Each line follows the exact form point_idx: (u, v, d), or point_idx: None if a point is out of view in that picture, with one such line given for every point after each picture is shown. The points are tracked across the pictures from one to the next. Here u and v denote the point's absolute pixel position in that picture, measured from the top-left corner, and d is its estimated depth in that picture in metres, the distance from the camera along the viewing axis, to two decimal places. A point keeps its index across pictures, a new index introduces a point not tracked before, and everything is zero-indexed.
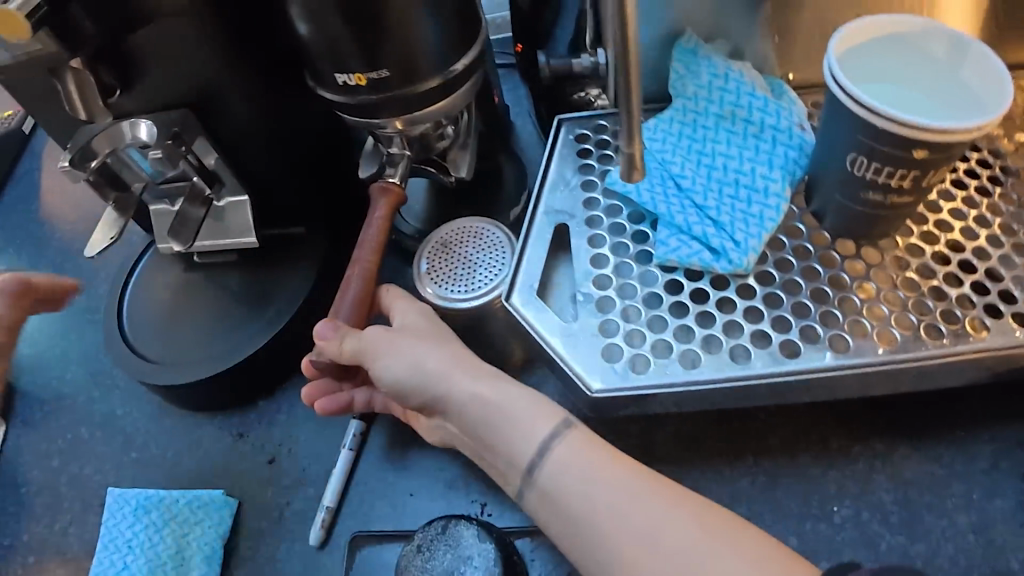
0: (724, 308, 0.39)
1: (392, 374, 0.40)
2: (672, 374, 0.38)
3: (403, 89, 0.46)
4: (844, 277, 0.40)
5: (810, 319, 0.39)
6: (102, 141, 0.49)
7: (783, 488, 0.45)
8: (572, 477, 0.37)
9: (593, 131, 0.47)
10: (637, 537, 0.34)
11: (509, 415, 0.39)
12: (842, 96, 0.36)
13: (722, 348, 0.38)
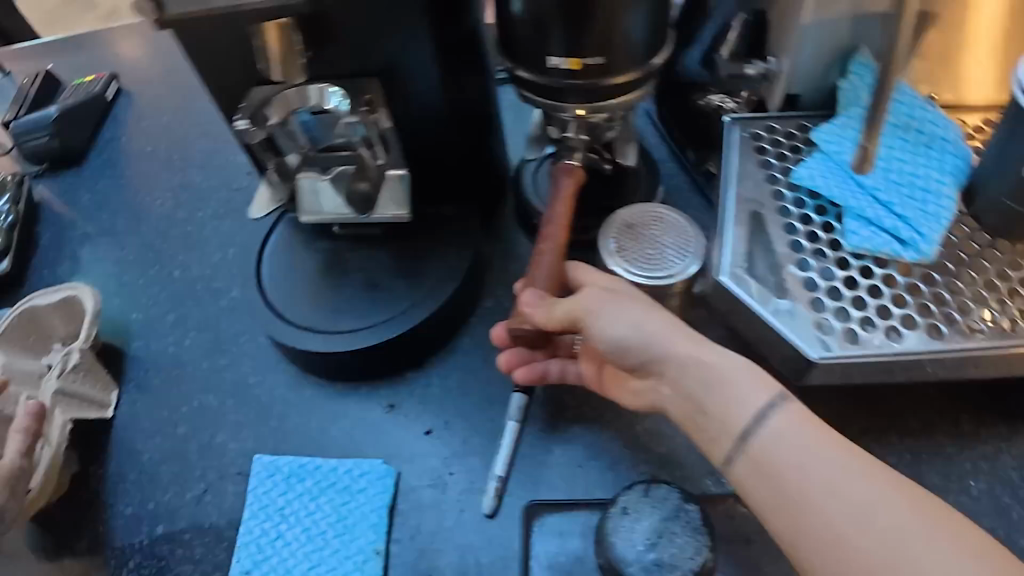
0: (913, 292, 0.44)
1: (615, 335, 0.43)
2: (881, 345, 0.42)
3: (598, 78, 0.49)
4: (1011, 272, 0.45)
5: (986, 305, 0.44)
6: (284, 102, 0.50)
7: (924, 464, 0.50)
8: (786, 448, 0.39)
9: (766, 131, 0.51)
10: (852, 511, 0.36)
11: (725, 382, 0.41)
12: None
13: (919, 325, 0.43)
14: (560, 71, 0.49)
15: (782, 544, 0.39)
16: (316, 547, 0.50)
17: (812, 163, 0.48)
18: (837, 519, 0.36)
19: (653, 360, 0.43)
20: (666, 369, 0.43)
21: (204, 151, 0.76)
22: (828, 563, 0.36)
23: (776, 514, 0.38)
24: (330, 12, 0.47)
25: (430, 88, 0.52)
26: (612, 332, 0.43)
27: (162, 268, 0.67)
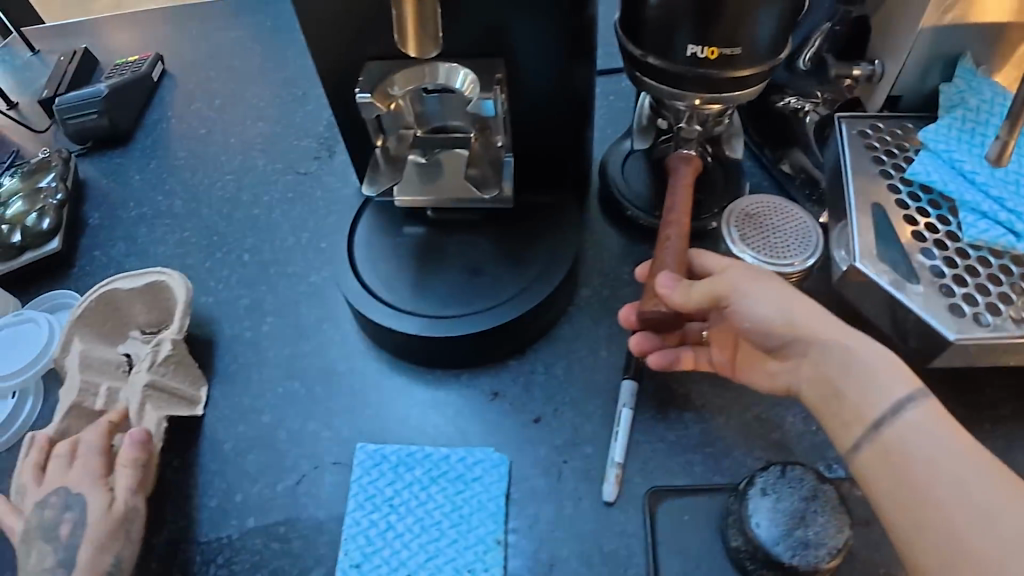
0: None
1: (759, 312, 0.43)
2: (1010, 330, 0.44)
3: (722, 70, 0.50)
4: None
5: None
6: (410, 78, 0.50)
7: (1019, 450, 0.52)
8: (918, 440, 0.37)
9: (872, 130, 0.53)
10: (978, 513, 0.34)
11: (865, 369, 0.40)
12: None
13: None
14: (688, 59, 0.50)
15: (892, 535, 0.37)
16: (432, 538, 0.48)
17: (924, 160, 0.50)
18: (957, 519, 0.34)
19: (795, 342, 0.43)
20: (809, 352, 0.42)
21: (264, 133, 0.73)
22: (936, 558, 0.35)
23: (894, 502, 0.37)
24: None
25: (549, 71, 0.53)
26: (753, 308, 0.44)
27: (229, 251, 0.64)
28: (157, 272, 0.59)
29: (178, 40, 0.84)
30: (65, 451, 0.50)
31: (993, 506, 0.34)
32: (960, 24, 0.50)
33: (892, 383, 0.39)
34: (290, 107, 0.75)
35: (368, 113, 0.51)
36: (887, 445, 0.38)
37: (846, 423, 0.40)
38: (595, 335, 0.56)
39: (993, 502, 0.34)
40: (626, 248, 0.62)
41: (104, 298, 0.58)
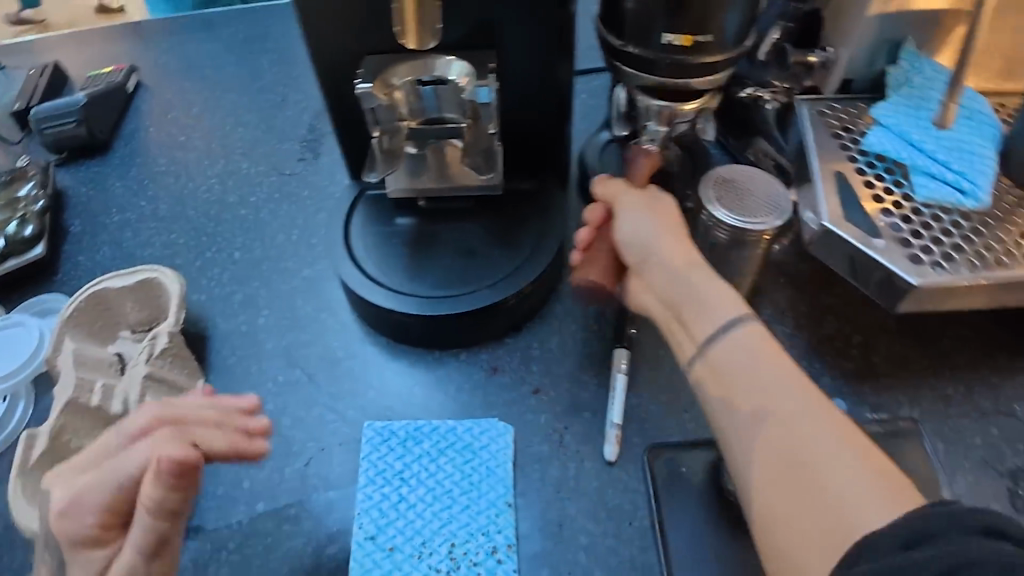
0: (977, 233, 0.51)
1: (630, 226, 0.48)
2: (963, 273, 0.49)
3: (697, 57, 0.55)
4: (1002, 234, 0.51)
5: (987, 253, 0.50)
6: (407, 70, 0.53)
7: (977, 392, 0.57)
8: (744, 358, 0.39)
9: (829, 109, 0.58)
10: (779, 422, 0.36)
11: (704, 299, 0.42)
12: None
13: (987, 258, 0.50)
14: (665, 47, 0.54)
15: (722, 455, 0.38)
16: (444, 505, 0.49)
17: (878, 132, 0.56)
18: (767, 428, 0.36)
19: (648, 264, 0.46)
20: (657, 277, 0.45)
21: (245, 138, 0.73)
22: (749, 466, 0.36)
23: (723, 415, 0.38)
24: None
25: (534, 62, 0.56)
26: (633, 232, 0.47)
27: (219, 251, 0.64)
28: (148, 269, 0.59)
29: (145, 48, 0.82)
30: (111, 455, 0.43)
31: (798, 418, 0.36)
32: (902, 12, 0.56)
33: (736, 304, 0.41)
34: (270, 111, 0.75)
35: (368, 103, 0.53)
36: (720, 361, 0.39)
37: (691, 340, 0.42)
38: (585, 310, 0.59)
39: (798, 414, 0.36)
40: None
41: (95, 298, 0.58)
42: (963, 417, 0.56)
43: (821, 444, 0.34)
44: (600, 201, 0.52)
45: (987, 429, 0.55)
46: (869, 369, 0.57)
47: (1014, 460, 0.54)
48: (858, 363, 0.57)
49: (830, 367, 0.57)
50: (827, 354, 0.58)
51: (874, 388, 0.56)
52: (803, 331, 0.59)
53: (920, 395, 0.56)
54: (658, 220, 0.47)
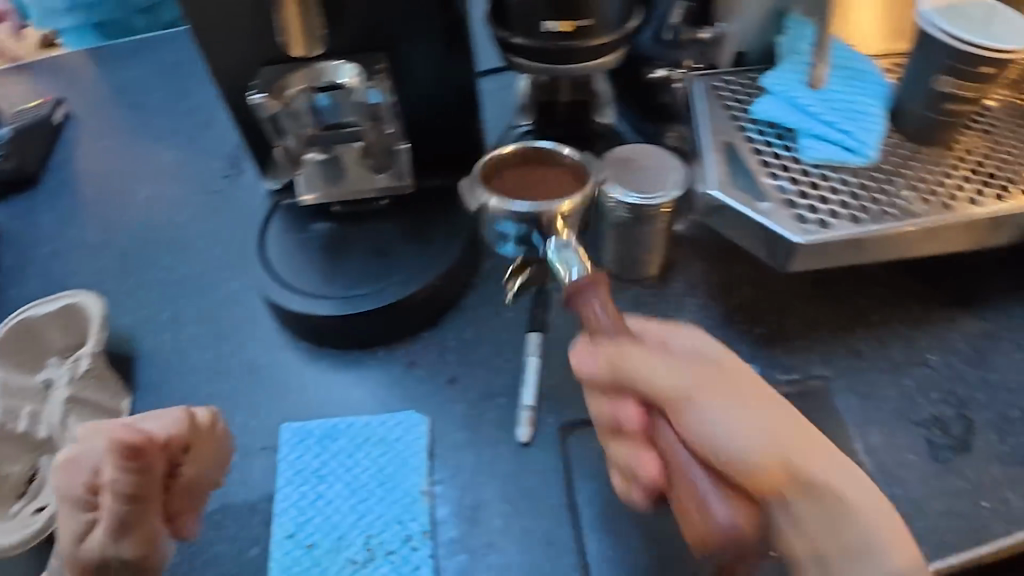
0: (863, 188, 0.53)
1: (647, 370, 0.40)
2: (847, 228, 0.50)
3: (585, 42, 0.56)
4: (886, 188, 0.53)
5: (876, 206, 0.51)
6: (301, 78, 0.54)
7: (889, 345, 0.58)
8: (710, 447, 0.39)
9: (721, 83, 0.59)
10: (857, 535, 0.38)
11: (760, 429, 0.38)
12: (939, 35, 0.51)
13: (872, 211, 0.51)
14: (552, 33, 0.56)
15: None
16: (362, 498, 0.50)
17: (766, 100, 0.56)
18: (851, 539, 0.37)
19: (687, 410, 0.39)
20: (716, 442, 0.37)
21: (169, 159, 0.74)
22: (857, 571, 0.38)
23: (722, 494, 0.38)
24: None
25: (432, 62, 0.57)
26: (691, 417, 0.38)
27: (144, 272, 0.65)
28: (70, 294, 0.60)
29: (70, 80, 0.83)
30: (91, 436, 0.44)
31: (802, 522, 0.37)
32: None
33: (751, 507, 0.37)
34: (195, 132, 0.76)
35: (264, 111, 0.54)
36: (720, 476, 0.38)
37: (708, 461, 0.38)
38: (501, 299, 0.60)
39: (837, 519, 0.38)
40: None
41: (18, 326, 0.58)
42: (876, 371, 0.56)
43: (899, 541, 0.38)
44: (584, 357, 0.42)
45: (900, 381, 0.56)
46: (781, 333, 0.58)
47: (929, 408, 0.55)
48: (770, 328, 0.58)
49: (743, 334, 0.58)
50: (740, 321, 0.58)
51: (787, 351, 0.57)
52: (715, 301, 0.60)
53: (832, 353, 0.57)
54: (671, 352, 0.41)
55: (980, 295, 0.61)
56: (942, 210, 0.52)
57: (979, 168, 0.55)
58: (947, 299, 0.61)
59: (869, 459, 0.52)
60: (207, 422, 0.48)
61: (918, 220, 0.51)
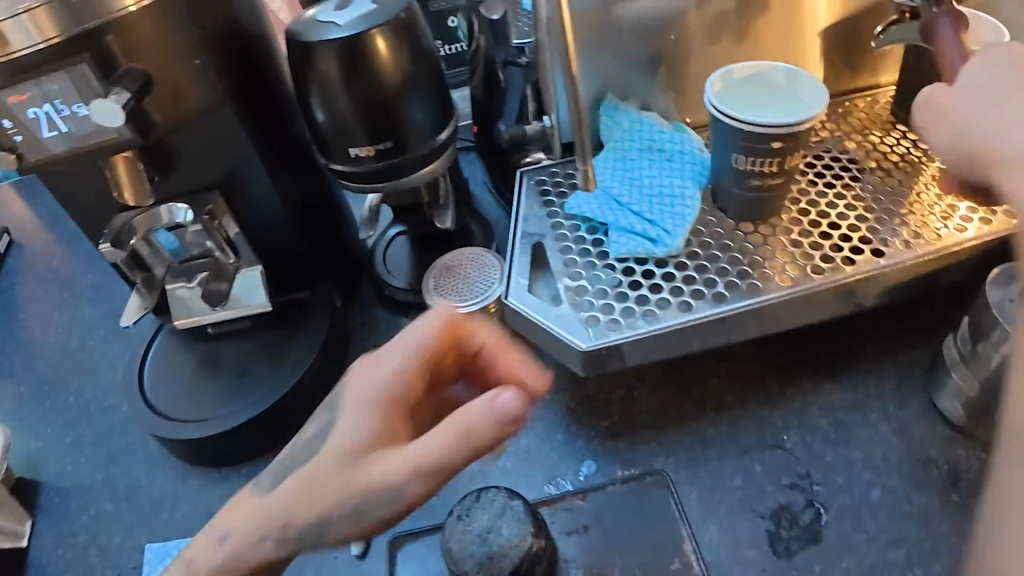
0: (668, 279, 0.53)
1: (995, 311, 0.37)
2: (640, 326, 0.50)
3: (399, 157, 0.59)
4: (694, 275, 0.53)
5: (684, 294, 0.51)
6: (142, 222, 0.59)
7: (742, 429, 0.56)
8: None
9: (548, 176, 0.60)
10: None
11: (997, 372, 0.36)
12: (721, 117, 0.50)
13: (672, 304, 0.51)
14: (369, 154, 0.58)
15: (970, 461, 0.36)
16: None
17: (583, 195, 0.56)
18: None
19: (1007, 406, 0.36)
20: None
21: (93, 283, 0.81)
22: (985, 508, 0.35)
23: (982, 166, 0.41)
24: (173, 143, 0.56)
25: (268, 192, 0.61)
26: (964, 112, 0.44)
27: (56, 398, 0.71)
28: None
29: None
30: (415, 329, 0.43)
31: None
32: (596, 65, 0.60)
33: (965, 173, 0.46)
34: None
35: (113, 259, 0.59)
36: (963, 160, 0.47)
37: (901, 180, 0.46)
38: None
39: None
40: (387, 322, 0.69)
41: None
42: (724, 459, 0.54)
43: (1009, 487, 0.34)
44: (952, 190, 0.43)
45: (749, 468, 0.54)
46: (625, 424, 0.57)
47: (777, 497, 0.52)
48: (616, 419, 0.57)
49: (586, 428, 0.57)
50: (584, 414, 0.58)
51: (630, 444, 0.56)
52: (560, 394, 0.60)
53: (676, 443, 0.55)
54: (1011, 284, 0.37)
55: (840, 367, 0.59)
56: (747, 295, 0.51)
57: (807, 239, 0.55)
58: (810, 369, 0.59)
59: (698, 559, 0.50)
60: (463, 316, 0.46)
61: (725, 306, 0.51)
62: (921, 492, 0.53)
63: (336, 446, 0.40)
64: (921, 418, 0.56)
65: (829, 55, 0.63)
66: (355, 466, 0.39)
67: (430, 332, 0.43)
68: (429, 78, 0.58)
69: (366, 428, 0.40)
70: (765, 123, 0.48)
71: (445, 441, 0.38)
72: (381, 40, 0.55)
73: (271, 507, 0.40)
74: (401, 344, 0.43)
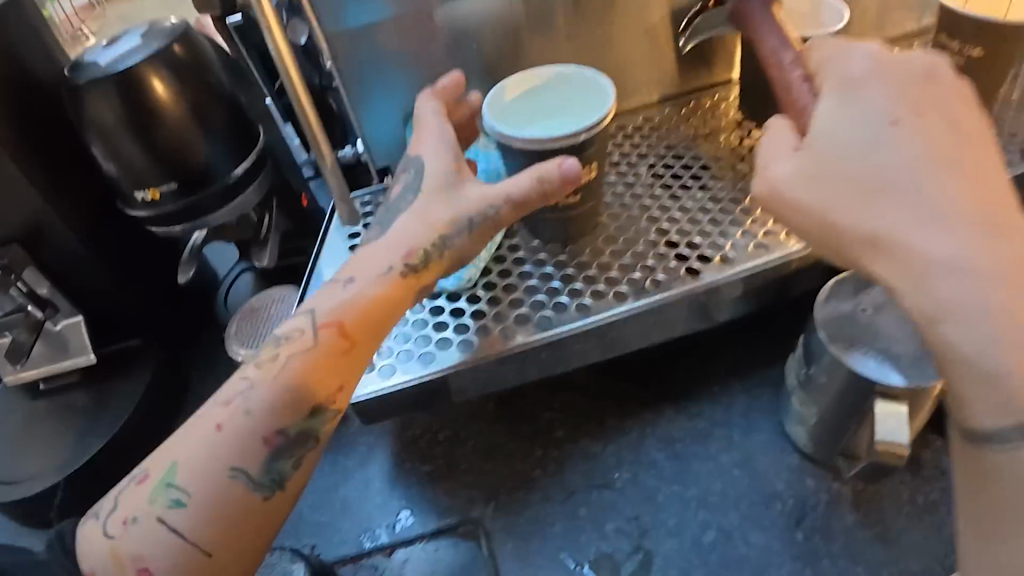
0: (457, 315, 0.49)
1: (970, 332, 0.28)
2: (413, 373, 0.46)
3: (193, 198, 0.55)
4: (486, 308, 0.48)
5: (468, 333, 0.47)
6: None
7: (570, 468, 0.51)
8: (988, 325, 0.28)
9: (361, 205, 0.57)
10: None
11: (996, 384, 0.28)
12: (496, 134, 0.45)
13: (453, 344, 0.47)
14: (158, 197, 0.55)
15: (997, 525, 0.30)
16: None
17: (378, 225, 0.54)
18: None
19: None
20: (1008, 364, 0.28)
21: None
22: None
23: (879, 265, 0.31)
24: None
25: (72, 241, 0.58)
26: (814, 199, 0.33)
27: None
28: None
29: None
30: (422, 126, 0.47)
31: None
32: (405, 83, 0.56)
33: None
34: None
35: None
36: None
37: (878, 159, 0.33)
38: None
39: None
40: (230, 365, 0.65)
41: None
42: (547, 503, 0.50)
43: None
44: None
45: (574, 512, 0.49)
46: (447, 468, 0.53)
47: (599, 545, 0.47)
48: (438, 463, 0.53)
49: (409, 473, 0.53)
50: (408, 458, 0.54)
51: (450, 490, 0.52)
52: (387, 438, 0.56)
53: (497, 487, 0.51)
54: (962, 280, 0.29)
55: (684, 392, 0.54)
56: (574, 319, 0.47)
57: (616, 260, 0.50)
58: (651, 396, 0.54)
59: None
60: (447, 93, 0.49)
61: (509, 345, 0.46)
62: (761, 531, 0.47)
63: (428, 185, 0.45)
64: (768, 445, 0.51)
65: (661, 53, 0.59)
66: (449, 195, 0.44)
67: (435, 109, 0.48)
68: (220, 114, 0.55)
69: (443, 163, 0.45)
70: (525, 139, 0.43)
71: (532, 175, 0.42)
72: (159, 81, 0.52)
73: (396, 241, 0.43)
74: (428, 134, 0.46)
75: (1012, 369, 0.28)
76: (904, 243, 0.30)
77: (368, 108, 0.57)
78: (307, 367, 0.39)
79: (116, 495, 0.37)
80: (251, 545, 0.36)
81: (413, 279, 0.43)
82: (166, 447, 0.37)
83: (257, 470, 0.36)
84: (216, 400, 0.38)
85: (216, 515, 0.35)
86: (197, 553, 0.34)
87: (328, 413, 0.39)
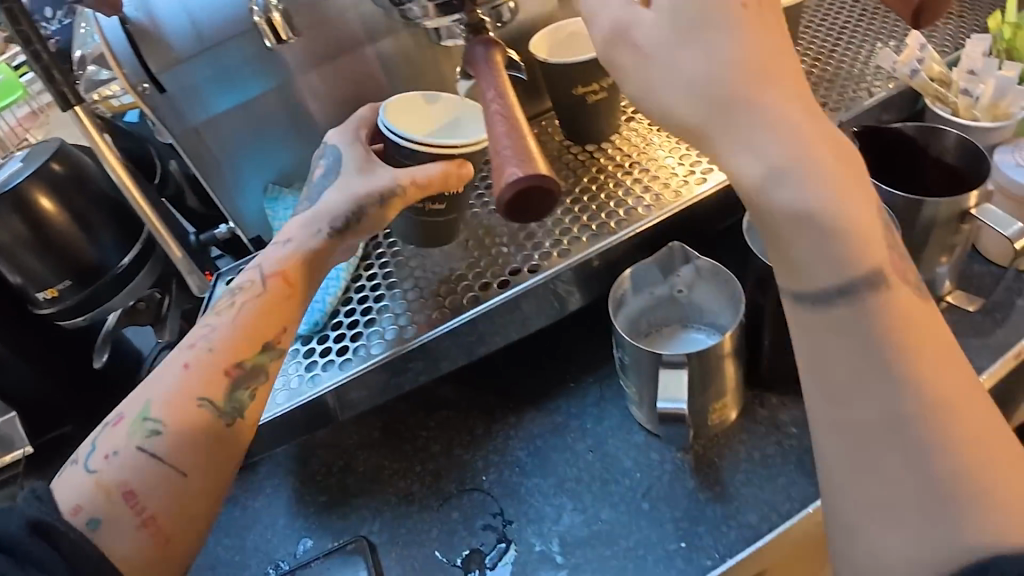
0: (310, 356, 0.55)
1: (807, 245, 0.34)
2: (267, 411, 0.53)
3: (86, 290, 0.62)
4: (333, 344, 0.55)
5: (318, 367, 0.54)
6: None
7: (444, 477, 0.57)
8: (820, 238, 0.34)
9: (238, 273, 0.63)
10: (944, 524, 0.31)
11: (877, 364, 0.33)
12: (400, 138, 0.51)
13: (306, 380, 0.54)
14: (58, 294, 0.62)
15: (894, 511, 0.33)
16: None
17: None
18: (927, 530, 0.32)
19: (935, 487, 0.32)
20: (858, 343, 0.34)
21: None
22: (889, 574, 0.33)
23: (719, 137, 0.34)
24: None
25: None
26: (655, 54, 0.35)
27: None
28: None
29: None
30: (352, 130, 0.54)
31: (926, 401, 0.32)
32: (259, 160, 0.64)
33: (532, 176, 0.35)
34: None
35: None
36: (514, 182, 0.35)
37: (518, 185, 0.35)
38: None
39: (898, 404, 0.33)
40: None
41: None
42: (424, 510, 0.55)
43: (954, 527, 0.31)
44: (525, 189, 0.35)
45: (446, 515, 0.54)
46: (340, 493, 0.58)
47: (470, 541, 0.53)
48: (332, 492, 0.58)
49: (306, 505, 0.58)
50: (306, 491, 0.59)
51: (343, 514, 0.57)
52: (288, 477, 0.60)
53: (382, 503, 0.56)
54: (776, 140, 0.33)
55: (541, 393, 0.59)
56: (403, 341, 0.54)
57: (447, 283, 0.57)
58: (515, 401, 0.59)
59: None
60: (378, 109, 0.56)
61: (350, 372, 0.53)
62: (611, 505, 0.52)
63: (348, 168, 0.52)
64: (616, 428, 0.56)
65: None
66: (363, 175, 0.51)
67: (364, 117, 0.55)
68: (103, 214, 0.63)
69: (357, 154, 0.52)
70: (415, 141, 0.50)
71: (439, 167, 0.49)
72: (45, 198, 0.60)
73: (323, 210, 0.51)
74: (349, 135, 0.54)
75: (824, 207, 0.33)
76: (750, 110, 0.33)
77: (229, 186, 0.65)
78: (241, 328, 0.46)
79: (91, 443, 0.42)
80: (215, 463, 0.43)
81: (337, 239, 0.51)
82: (135, 394, 0.44)
83: (219, 398, 0.44)
84: (183, 345, 0.46)
85: (183, 438, 0.42)
86: (175, 474, 0.41)
87: (276, 350, 0.47)
